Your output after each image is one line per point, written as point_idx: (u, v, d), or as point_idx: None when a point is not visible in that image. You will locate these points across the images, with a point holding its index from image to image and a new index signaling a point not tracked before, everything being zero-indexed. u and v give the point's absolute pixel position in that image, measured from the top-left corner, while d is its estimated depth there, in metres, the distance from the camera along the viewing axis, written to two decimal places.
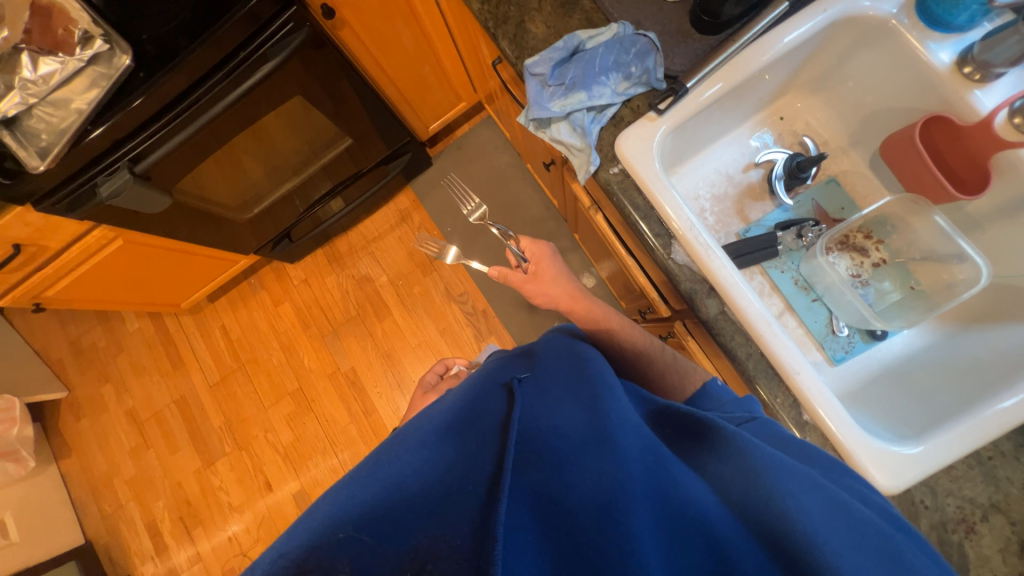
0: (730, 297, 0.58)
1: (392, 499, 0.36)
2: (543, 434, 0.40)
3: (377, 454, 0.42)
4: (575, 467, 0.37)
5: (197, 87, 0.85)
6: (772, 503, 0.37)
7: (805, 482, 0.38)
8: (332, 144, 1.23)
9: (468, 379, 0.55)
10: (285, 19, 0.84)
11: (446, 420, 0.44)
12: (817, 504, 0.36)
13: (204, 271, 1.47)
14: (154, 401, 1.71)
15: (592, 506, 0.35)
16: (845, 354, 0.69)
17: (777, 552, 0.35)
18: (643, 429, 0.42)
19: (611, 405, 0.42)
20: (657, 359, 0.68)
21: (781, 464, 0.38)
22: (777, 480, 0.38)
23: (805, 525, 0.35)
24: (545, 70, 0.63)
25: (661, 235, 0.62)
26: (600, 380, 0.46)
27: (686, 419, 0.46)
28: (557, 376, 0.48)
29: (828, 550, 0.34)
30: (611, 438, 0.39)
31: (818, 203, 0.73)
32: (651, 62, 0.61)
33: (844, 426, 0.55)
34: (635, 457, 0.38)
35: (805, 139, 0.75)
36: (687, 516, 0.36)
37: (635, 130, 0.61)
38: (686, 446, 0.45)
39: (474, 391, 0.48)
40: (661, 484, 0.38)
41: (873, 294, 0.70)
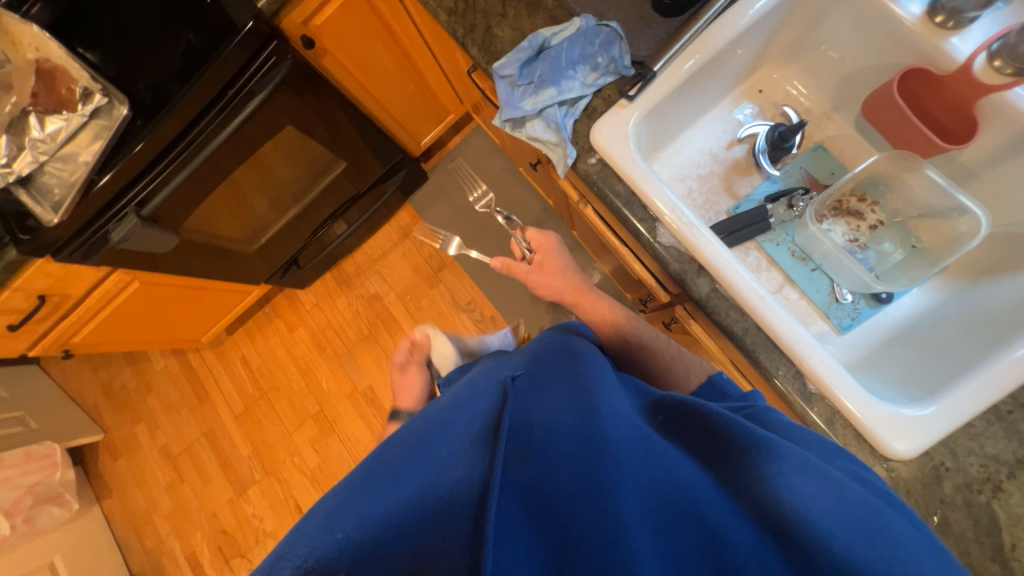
0: (721, 274, 0.58)
1: (386, 505, 0.36)
2: (534, 429, 0.39)
3: (374, 460, 0.42)
4: (566, 458, 0.36)
5: (191, 128, 0.89)
6: (766, 484, 0.36)
7: (806, 466, 0.37)
8: (327, 170, 1.26)
9: (462, 382, 0.54)
10: (268, 53, 0.88)
11: (439, 424, 0.43)
12: (811, 484, 0.36)
13: (220, 305, 1.52)
14: (185, 435, 1.77)
15: (586, 496, 0.34)
16: (851, 321, 0.67)
17: (772, 530, 0.34)
18: (635, 420, 0.41)
19: (601, 397, 0.42)
20: (661, 353, 0.69)
21: (773, 449, 0.38)
22: (773, 463, 0.37)
23: (804, 507, 0.34)
24: (513, 71, 0.65)
25: (645, 219, 0.61)
26: (592, 375, 0.46)
27: (682, 409, 0.44)
28: (550, 372, 0.48)
29: (822, 528, 0.33)
30: (602, 429, 0.38)
31: (808, 171, 0.72)
32: (617, 50, 0.62)
33: (854, 397, 0.53)
34: (627, 445, 0.38)
35: (786, 108, 0.74)
36: (682, 501, 0.35)
37: (608, 119, 0.61)
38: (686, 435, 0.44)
39: (468, 394, 0.47)
40: (655, 470, 0.37)
41: (874, 257, 0.69)
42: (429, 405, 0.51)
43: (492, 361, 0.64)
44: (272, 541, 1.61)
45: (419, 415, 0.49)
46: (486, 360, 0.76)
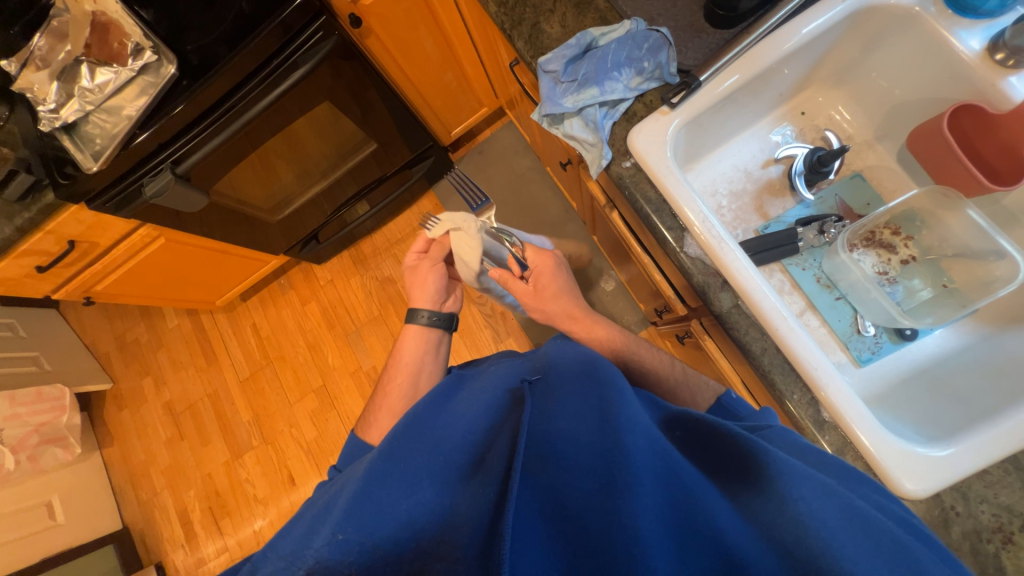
0: (745, 291, 0.57)
1: (403, 505, 0.37)
2: (552, 438, 0.39)
3: (388, 455, 0.43)
4: (583, 472, 0.36)
5: (233, 94, 0.91)
6: (785, 507, 0.35)
7: (825, 492, 0.36)
8: (357, 149, 1.28)
9: (479, 384, 0.56)
10: (315, 28, 0.89)
11: (459, 428, 0.45)
12: (830, 511, 0.35)
13: (239, 270, 1.54)
14: (189, 394, 1.80)
15: (601, 510, 0.34)
16: (871, 355, 0.66)
17: (787, 557, 0.33)
18: (653, 433, 0.40)
19: (621, 405, 0.41)
20: (667, 377, 0.69)
21: (794, 471, 0.37)
22: (792, 487, 0.36)
23: (826, 536, 0.33)
24: (557, 67, 0.64)
25: (673, 227, 0.61)
26: (610, 380, 0.44)
27: (700, 427, 0.44)
28: (566, 374, 0.48)
29: (839, 553, 0.32)
30: (622, 439, 0.37)
31: (842, 199, 0.71)
32: (664, 56, 0.61)
33: (877, 438, 0.52)
34: (645, 458, 0.37)
35: (828, 133, 0.72)
36: (695, 523, 0.35)
37: (647, 125, 0.61)
38: (700, 453, 0.44)
39: (488, 399, 0.49)
40: (670, 489, 0.37)
41: (902, 292, 0.67)
42: (445, 403, 0.53)
43: (507, 362, 0.65)
44: (262, 508, 1.63)
45: (434, 413, 0.50)
46: (493, 360, 0.77)
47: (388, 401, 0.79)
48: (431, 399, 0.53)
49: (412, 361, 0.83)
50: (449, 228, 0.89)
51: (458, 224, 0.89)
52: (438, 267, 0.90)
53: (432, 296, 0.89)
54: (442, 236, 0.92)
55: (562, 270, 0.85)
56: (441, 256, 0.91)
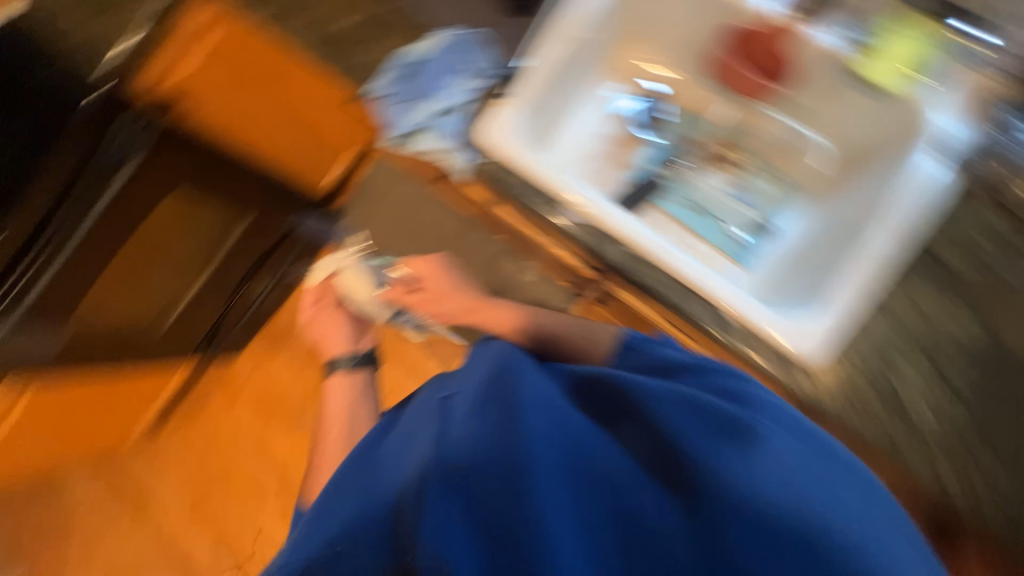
0: (629, 237, 0.63)
1: (356, 538, 0.49)
2: (464, 444, 0.48)
3: (358, 493, 0.54)
4: (488, 465, 0.47)
5: (57, 209, 0.80)
6: (662, 435, 0.53)
7: (684, 409, 0.56)
8: (232, 228, 1.16)
9: (407, 414, 0.66)
10: (133, 116, 0.81)
11: (402, 455, 0.55)
12: (689, 423, 0.55)
13: (139, 395, 1.37)
14: (126, 552, 1.55)
15: (506, 483, 0.46)
16: (749, 256, 0.77)
17: (664, 474, 0.51)
18: (545, 404, 0.53)
19: (519, 394, 0.54)
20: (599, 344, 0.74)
21: (670, 403, 0.56)
22: (671, 420, 0.54)
23: (684, 440, 0.52)
24: (392, 87, 0.67)
25: (547, 203, 0.64)
26: (512, 374, 0.57)
27: (587, 388, 0.62)
28: (477, 379, 0.59)
29: (696, 457, 0.51)
30: (518, 426, 0.49)
31: (681, 133, 0.81)
32: (484, 58, 0.68)
33: (767, 323, 0.63)
34: (538, 429, 0.50)
35: (649, 81, 0.82)
36: (590, 467, 0.50)
37: (491, 116, 0.64)
38: (595, 407, 0.60)
39: (425, 418, 0.59)
40: (566, 446, 0.50)
41: (753, 195, 0.79)
42: (383, 441, 0.64)
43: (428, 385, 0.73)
44: None
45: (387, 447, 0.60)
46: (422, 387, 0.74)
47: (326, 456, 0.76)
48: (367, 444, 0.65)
49: None
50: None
51: None
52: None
53: None
54: None
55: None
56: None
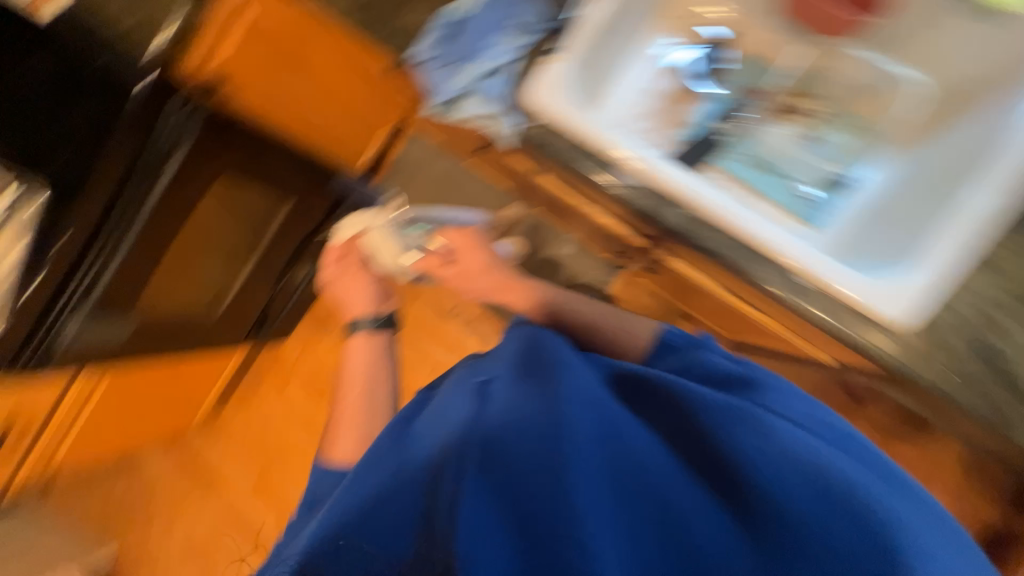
0: (689, 196, 0.58)
1: (385, 511, 0.49)
2: (504, 429, 0.49)
3: (377, 473, 0.54)
4: (528, 456, 0.47)
5: (117, 200, 0.83)
6: (707, 442, 0.53)
7: (738, 419, 0.54)
8: (275, 212, 1.20)
9: (442, 392, 0.64)
10: (180, 104, 0.84)
11: (434, 426, 0.56)
12: (743, 438, 0.52)
13: (203, 377, 1.45)
14: (203, 523, 1.68)
15: (547, 475, 0.46)
16: (821, 214, 0.68)
17: (710, 485, 0.51)
18: (590, 398, 0.53)
19: (565, 385, 0.54)
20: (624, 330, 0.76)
21: (719, 413, 0.54)
22: (713, 424, 0.53)
23: (738, 453, 0.51)
24: (431, 55, 0.64)
25: (599, 164, 0.60)
26: (562, 366, 0.58)
27: (633, 381, 0.61)
28: (523, 364, 0.61)
29: (750, 472, 0.50)
30: (562, 420, 0.49)
31: (744, 82, 0.72)
32: (532, 11, 0.63)
33: (847, 282, 0.55)
34: (585, 429, 0.50)
35: (709, 27, 0.74)
36: (632, 470, 0.50)
37: (541, 74, 0.60)
38: (633, 398, 0.60)
39: (458, 398, 0.59)
40: (609, 447, 0.51)
41: (826, 145, 0.70)
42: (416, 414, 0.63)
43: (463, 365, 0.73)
44: None
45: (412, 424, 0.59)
46: (458, 369, 0.78)
47: (345, 415, 0.85)
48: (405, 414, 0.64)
49: (363, 368, 0.96)
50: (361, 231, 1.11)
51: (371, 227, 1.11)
52: (362, 273, 1.12)
53: (365, 301, 1.07)
54: (353, 238, 1.12)
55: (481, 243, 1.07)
56: (360, 259, 1.13)
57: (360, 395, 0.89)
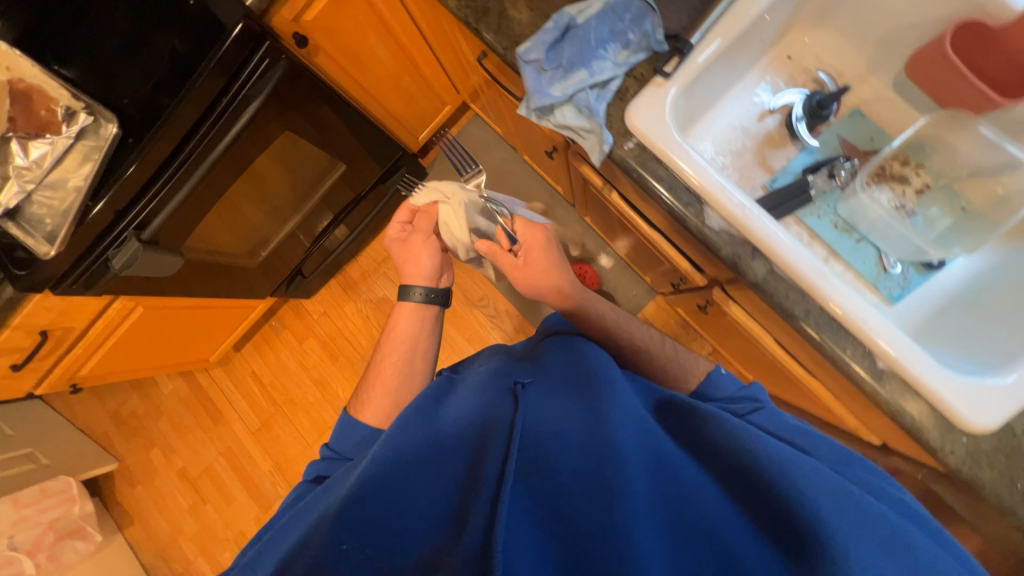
0: (781, 254, 0.55)
1: (401, 510, 0.43)
2: (544, 439, 0.46)
3: (387, 453, 0.47)
4: (576, 474, 0.43)
5: (187, 142, 0.84)
6: (782, 495, 0.41)
7: (820, 473, 0.43)
8: (326, 174, 1.21)
9: (469, 383, 0.60)
10: (260, 55, 0.82)
11: (462, 425, 0.50)
12: (825, 496, 0.41)
13: (226, 322, 1.46)
14: (202, 456, 1.74)
15: (595, 503, 0.41)
16: (902, 291, 0.65)
17: (778, 541, 0.41)
18: (642, 425, 0.48)
19: (610, 405, 0.49)
20: (658, 355, 0.75)
21: (800, 464, 0.43)
22: (797, 477, 0.42)
23: (816, 507, 0.40)
24: (539, 55, 0.58)
25: (690, 203, 0.58)
26: (603, 382, 0.53)
27: (687, 410, 0.51)
28: (557, 376, 0.57)
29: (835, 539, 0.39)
30: (612, 441, 0.44)
31: (845, 138, 0.69)
32: (649, 24, 0.57)
33: (937, 374, 0.52)
34: (636, 456, 0.44)
35: (819, 74, 0.70)
36: (687, 511, 0.42)
37: (645, 98, 0.58)
38: (688, 437, 0.50)
39: (485, 394, 0.55)
40: (660, 483, 0.44)
41: (923, 222, 0.66)
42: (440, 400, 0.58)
43: (491, 360, 0.70)
44: None
45: (430, 413, 0.54)
46: (479, 358, 0.76)
47: (382, 377, 0.83)
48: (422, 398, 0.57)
49: (407, 337, 0.88)
50: (437, 201, 0.96)
51: (445, 196, 0.97)
52: (429, 240, 0.96)
53: (428, 273, 0.93)
54: (427, 204, 0.99)
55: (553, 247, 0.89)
56: (428, 228, 0.96)
57: (402, 360, 0.85)
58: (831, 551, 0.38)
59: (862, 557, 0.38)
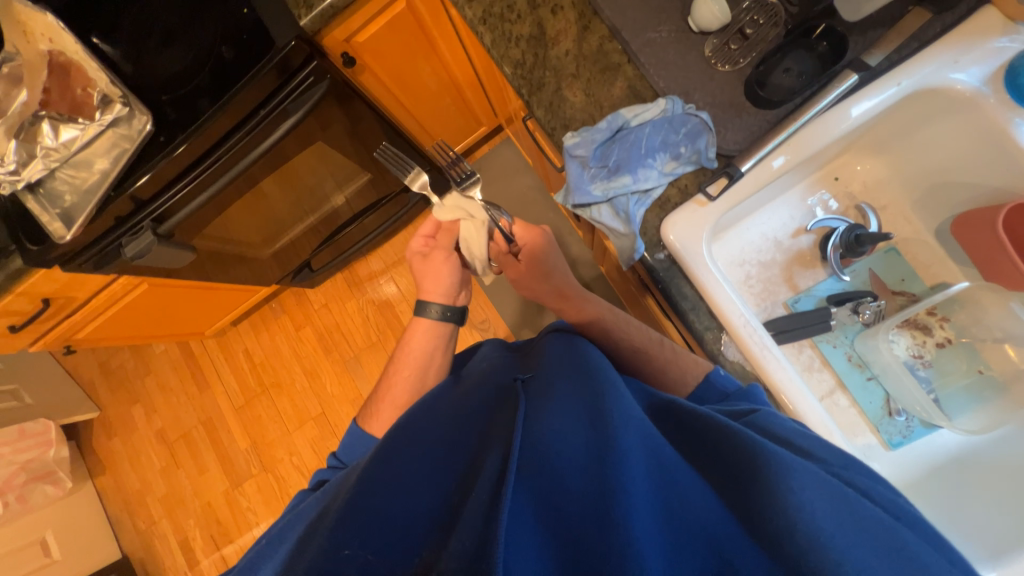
0: (791, 403, 0.56)
1: (405, 511, 0.43)
2: (547, 435, 0.43)
3: (396, 461, 0.48)
4: (575, 468, 0.40)
5: (219, 145, 0.82)
6: (779, 499, 0.35)
7: (822, 478, 0.37)
8: (352, 177, 1.18)
9: (476, 388, 0.60)
10: (307, 73, 0.80)
11: (470, 435, 0.50)
12: (822, 499, 0.35)
13: (227, 301, 1.46)
14: (182, 421, 1.75)
15: (596, 504, 0.37)
16: (902, 439, 0.65)
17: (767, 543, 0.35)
18: (645, 427, 0.43)
19: (613, 401, 0.45)
20: (655, 356, 0.63)
21: (797, 462, 0.37)
22: (794, 478, 0.36)
23: (814, 516, 0.34)
24: (586, 152, 0.57)
25: (711, 327, 0.58)
26: (603, 376, 0.49)
27: (687, 415, 0.47)
28: (560, 370, 0.53)
29: (833, 546, 0.33)
30: (612, 437, 0.40)
31: (875, 273, 0.69)
32: (703, 142, 0.57)
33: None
34: (638, 456, 0.40)
35: (863, 205, 0.69)
36: (689, 520, 0.38)
37: (683, 214, 0.57)
38: (689, 440, 0.46)
39: (492, 399, 0.54)
40: (663, 486, 0.39)
41: (935, 376, 0.66)
42: (443, 404, 0.59)
43: (495, 362, 0.70)
44: None
45: (438, 421, 0.54)
46: (488, 353, 0.77)
47: (392, 393, 0.81)
48: (425, 407, 0.58)
49: (421, 354, 0.83)
50: (459, 218, 0.82)
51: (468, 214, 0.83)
52: (449, 259, 0.87)
53: (444, 289, 0.87)
54: (448, 222, 0.85)
55: (553, 250, 0.80)
56: (449, 244, 0.86)
57: (412, 377, 0.81)
58: (822, 557, 0.33)
59: (860, 559, 0.32)
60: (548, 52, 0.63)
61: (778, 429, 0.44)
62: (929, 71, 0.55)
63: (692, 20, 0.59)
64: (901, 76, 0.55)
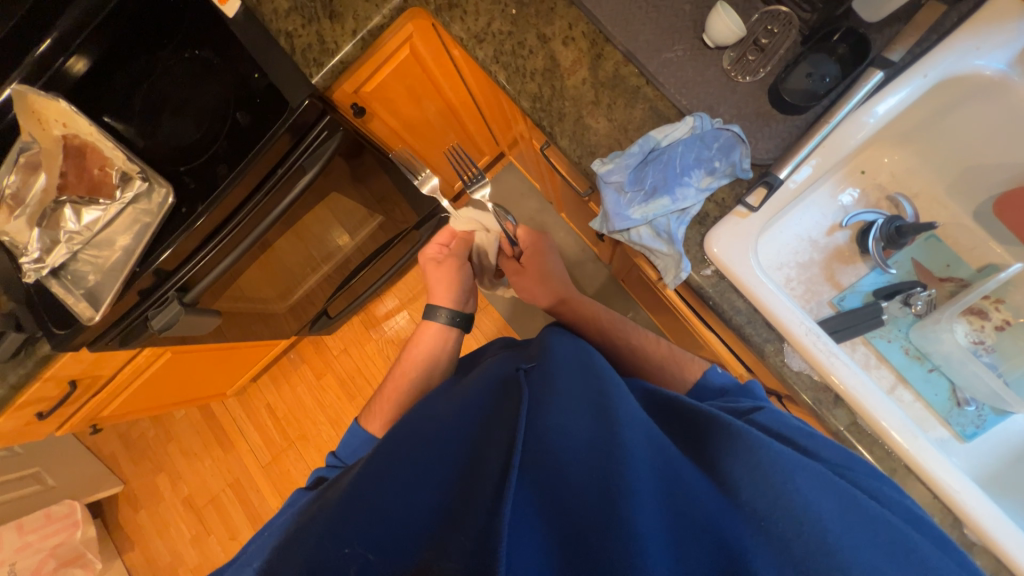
0: (867, 409, 0.54)
1: (401, 501, 0.40)
2: (550, 432, 0.41)
3: (391, 458, 0.45)
4: (580, 465, 0.38)
5: (239, 210, 0.81)
6: (781, 498, 0.36)
7: (824, 480, 0.37)
8: (364, 222, 1.14)
9: (475, 374, 0.58)
10: (320, 128, 0.79)
11: (463, 415, 0.47)
12: (828, 499, 0.36)
13: (247, 359, 1.44)
14: (209, 485, 1.71)
15: (602, 504, 0.36)
16: (976, 429, 0.63)
17: (786, 555, 0.34)
18: (652, 429, 0.42)
19: (618, 400, 0.44)
20: (655, 353, 0.67)
21: (791, 461, 0.38)
22: (790, 478, 0.37)
23: (818, 519, 0.34)
24: (621, 177, 0.57)
25: (771, 338, 0.57)
26: (606, 373, 0.48)
27: (690, 412, 0.46)
28: (561, 360, 0.52)
29: (834, 545, 0.33)
30: (618, 435, 0.39)
31: (919, 262, 0.69)
32: (738, 154, 0.56)
33: (946, 473, 0.53)
34: (643, 455, 0.39)
35: (897, 196, 0.69)
36: (697, 515, 0.37)
37: (726, 228, 0.57)
38: (686, 434, 0.46)
39: (488, 387, 0.50)
40: (669, 483, 0.38)
41: (999, 360, 0.66)
42: (441, 398, 0.56)
43: (499, 353, 0.68)
44: None
45: (437, 410, 0.52)
46: (490, 349, 0.73)
47: (393, 388, 0.77)
48: (421, 404, 0.56)
49: (427, 355, 0.80)
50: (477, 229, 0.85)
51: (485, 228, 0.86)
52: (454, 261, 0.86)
53: (455, 295, 0.86)
54: (465, 232, 0.87)
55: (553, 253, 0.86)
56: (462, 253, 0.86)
57: (416, 374, 0.78)
58: (832, 557, 0.33)
59: (868, 559, 0.32)
60: (564, 83, 0.63)
61: (781, 430, 0.45)
62: (953, 60, 0.56)
63: (708, 37, 0.59)
64: (926, 68, 0.56)
